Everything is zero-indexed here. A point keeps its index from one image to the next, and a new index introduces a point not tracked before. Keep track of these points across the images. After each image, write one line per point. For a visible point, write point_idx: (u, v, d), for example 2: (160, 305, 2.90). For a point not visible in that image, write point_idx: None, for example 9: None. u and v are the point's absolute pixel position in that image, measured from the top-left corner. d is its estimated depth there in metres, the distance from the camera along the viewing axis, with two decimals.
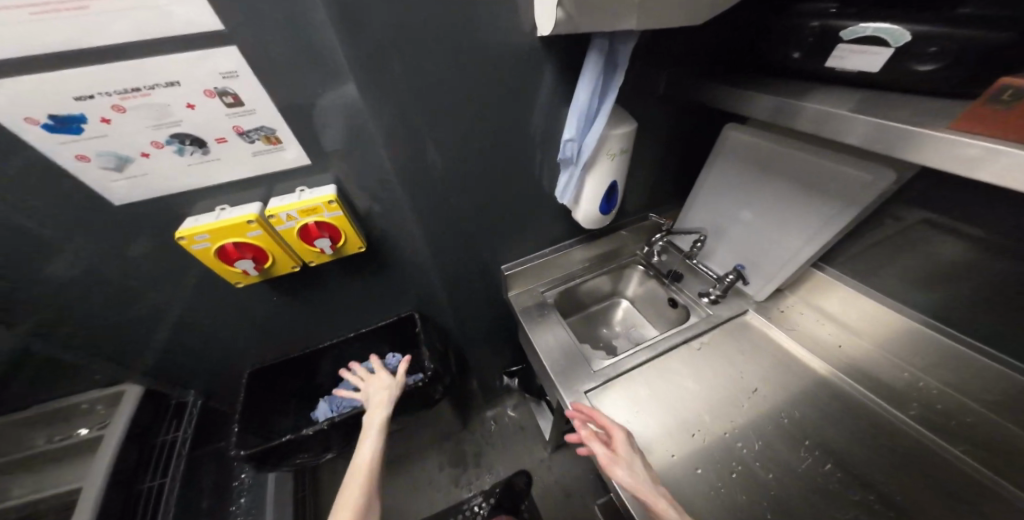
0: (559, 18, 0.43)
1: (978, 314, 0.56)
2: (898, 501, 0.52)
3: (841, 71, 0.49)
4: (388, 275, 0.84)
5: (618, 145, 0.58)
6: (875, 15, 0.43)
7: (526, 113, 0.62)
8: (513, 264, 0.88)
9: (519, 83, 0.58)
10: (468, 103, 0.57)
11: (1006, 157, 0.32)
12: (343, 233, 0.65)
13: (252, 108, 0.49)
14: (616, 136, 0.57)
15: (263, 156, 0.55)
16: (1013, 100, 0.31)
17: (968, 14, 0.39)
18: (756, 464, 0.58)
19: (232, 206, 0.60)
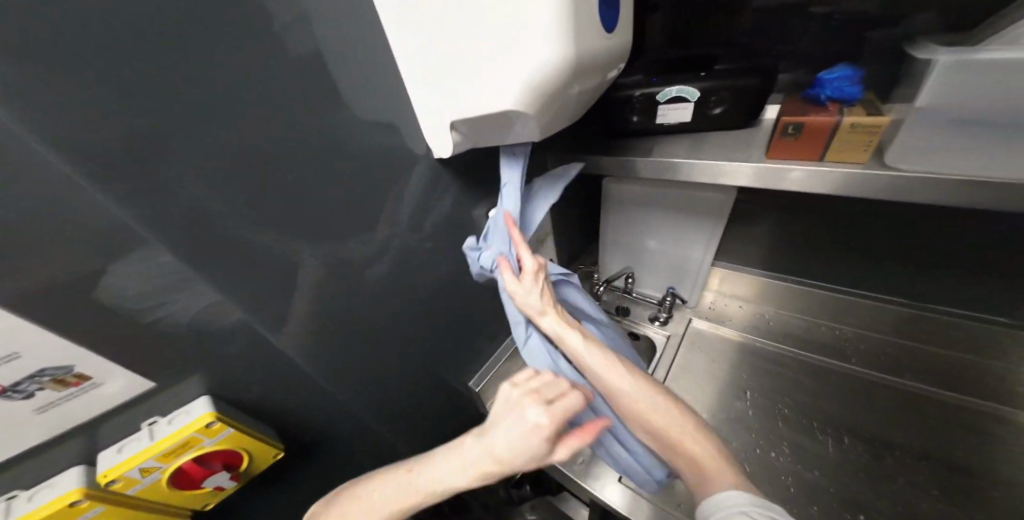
0: (455, 142, 0.44)
1: (852, 269, 0.73)
2: (914, 446, 0.64)
3: (668, 126, 0.61)
4: (322, 460, 0.63)
5: (544, 231, 0.64)
6: (674, 77, 0.55)
7: (438, 222, 0.58)
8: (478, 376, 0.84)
9: (424, 201, 0.54)
10: (374, 239, 0.50)
11: (814, 174, 0.41)
12: (245, 448, 0.45)
13: (11, 353, 0.28)
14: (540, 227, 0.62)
15: (57, 407, 0.33)
16: (797, 132, 0.40)
17: (724, 70, 0.55)
18: (801, 469, 0.65)
19: (26, 487, 0.34)
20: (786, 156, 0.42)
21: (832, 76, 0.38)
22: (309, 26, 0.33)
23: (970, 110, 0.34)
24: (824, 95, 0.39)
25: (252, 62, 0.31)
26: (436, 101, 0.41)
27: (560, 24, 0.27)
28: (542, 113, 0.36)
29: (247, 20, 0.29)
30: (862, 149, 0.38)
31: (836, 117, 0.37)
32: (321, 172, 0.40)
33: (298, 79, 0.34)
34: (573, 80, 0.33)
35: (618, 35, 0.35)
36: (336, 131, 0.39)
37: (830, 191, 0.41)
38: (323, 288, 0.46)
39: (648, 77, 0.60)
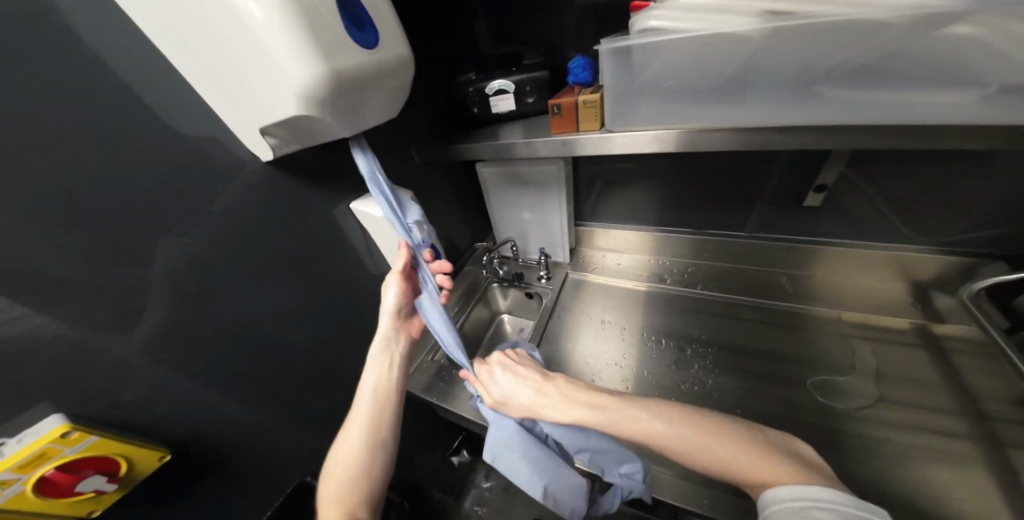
0: (270, 144, 0.43)
1: (664, 209, 0.85)
2: (704, 336, 0.73)
3: (502, 115, 0.70)
4: (252, 472, 0.59)
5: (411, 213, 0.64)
6: (495, 75, 0.66)
7: (311, 216, 0.60)
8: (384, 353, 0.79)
9: (287, 197, 0.55)
10: (239, 235, 0.49)
11: (576, 140, 0.54)
12: (123, 453, 0.41)
13: None
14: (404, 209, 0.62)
15: None
16: (558, 111, 0.53)
17: (532, 63, 0.66)
18: (637, 370, 0.71)
19: None
20: (561, 129, 0.55)
21: (574, 65, 0.52)
22: (87, 31, 0.34)
23: (639, 83, 0.47)
24: (571, 80, 0.54)
25: (24, 65, 0.31)
26: (232, 111, 0.40)
27: (301, 46, 0.31)
28: (340, 125, 0.41)
29: (2, 22, 0.30)
30: (594, 119, 0.52)
31: (575, 96, 0.51)
32: (169, 169, 0.41)
33: (93, 80, 0.34)
34: (350, 94, 0.38)
35: (385, 51, 0.41)
36: (164, 132, 0.40)
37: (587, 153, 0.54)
38: (201, 284, 0.46)
39: (477, 75, 0.68)
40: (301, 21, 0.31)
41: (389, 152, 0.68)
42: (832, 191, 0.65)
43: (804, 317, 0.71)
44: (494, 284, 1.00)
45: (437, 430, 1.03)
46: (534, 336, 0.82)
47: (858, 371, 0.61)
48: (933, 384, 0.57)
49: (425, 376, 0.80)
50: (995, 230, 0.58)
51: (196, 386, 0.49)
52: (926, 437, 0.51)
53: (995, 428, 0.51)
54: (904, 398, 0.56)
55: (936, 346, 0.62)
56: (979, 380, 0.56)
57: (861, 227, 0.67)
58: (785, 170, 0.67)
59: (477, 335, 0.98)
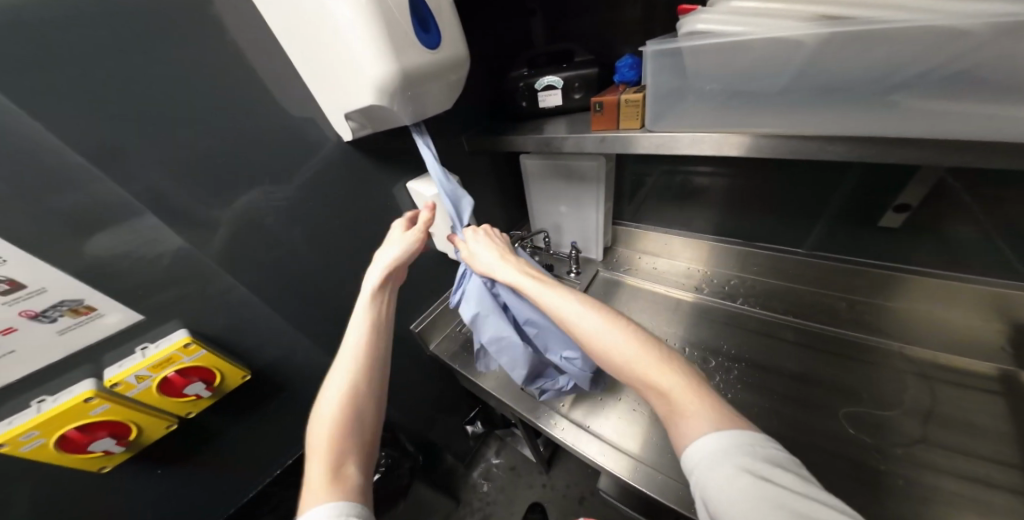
0: (353, 128, 0.50)
1: (708, 215, 0.82)
2: (731, 351, 0.71)
3: (547, 110, 0.72)
4: (303, 400, 0.70)
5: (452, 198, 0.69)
6: (546, 71, 0.68)
7: (375, 190, 0.67)
8: (421, 318, 0.85)
9: (356, 173, 0.63)
10: (315, 202, 0.58)
11: (615, 138, 0.55)
12: (218, 369, 0.53)
13: (40, 287, 0.38)
14: (445, 194, 0.68)
15: (73, 334, 0.41)
16: (600, 109, 0.55)
17: (583, 60, 0.68)
18: None
19: (55, 392, 0.43)
20: (602, 126, 0.56)
21: (622, 64, 0.54)
22: (227, 28, 0.43)
23: (684, 82, 0.48)
24: (616, 79, 0.55)
25: (185, 54, 0.41)
26: (323, 96, 0.48)
27: (378, 44, 0.37)
28: (405, 112, 0.46)
29: (175, 22, 0.39)
30: (634, 119, 0.53)
31: (618, 94, 0.52)
32: (272, 142, 0.50)
33: (228, 67, 0.44)
34: (416, 84, 0.43)
35: (446, 47, 0.46)
36: (271, 111, 0.49)
37: (627, 151, 0.55)
38: (284, 238, 0.56)
39: (529, 71, 0.71)
40: (380, 23, 0.36)
41: (442, 139, 0.74)
42: (916, 211, 0.58)
43: (845, 343, 0.67)
44: None
45: (457, 400, 1.11)
46: None
47: (908, 408, 0.56)
48: (1002, 437, 0.50)
49: (453, 346, 0.88)
50: None
51: (272, 322, 0.59)
52: (974, 489, 0.46)
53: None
54: (955, 443, 0.51)
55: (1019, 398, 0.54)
56: None
57: (940, 254, 0.60)
58: (848, 184, 0.62)
59: None
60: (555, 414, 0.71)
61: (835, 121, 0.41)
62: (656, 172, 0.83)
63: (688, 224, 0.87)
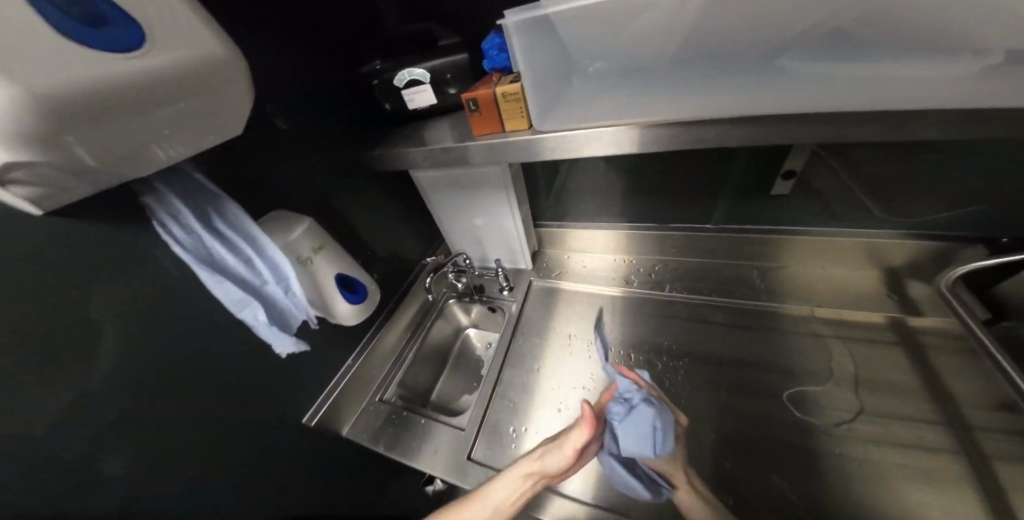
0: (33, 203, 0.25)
1: (624, 204, 0.77)
2: (674, 347, 0.67)
3: (422, 111, 0.55)
4: None
5: (306, 249, 0.51)
6: (407, 62, 0.50)
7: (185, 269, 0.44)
8: (319, 403, 0.65)
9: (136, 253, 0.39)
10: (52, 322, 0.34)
11: (507, 144, 0.42)
12: None
13: None
14: (291, 247, 0.49)
15: None
16: (476, 108, 0.41)
17: (451, 43, 0.52)
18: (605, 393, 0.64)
19: None
20: (485, 131, 0.44)
21: (489, 45, 0.41)
22: None
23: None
24: (487, 67, 0.43)
25: None
26: None
27: None
28: (131, 155, 0.27)
29: None
30: (520, 117, 0.41)
31: (493, 87, 0.39)
32: None
33: None
34: (128, 101, 0.24)
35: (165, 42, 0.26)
36: None
37: (528, 160, 0.43)
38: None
39: (382, 62, 0.53)
40: None
41: (281, 169, 0.53)
42: (802, 176, 0.58)
43: (769, 321, 0.66)
44: (453, 300, 0.92)
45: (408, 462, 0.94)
46: (496, 360, 0.74)
47: (837, 380, 0.56)
48: (915, 392, 0.52)
49: (376, 420, 0.70)
50: (977, 208, 0.53)
51: None
52: (925, 457, 0.46)
53: (980, 439, 0.46)
54: (880, 408, 0.51)
55: (913, 344, 0.56)
56: (956, 380, 0.51)
57: (836, 213, 0.62)
58: (751, 157, 0.59)
59: (436, 358, 0.88)
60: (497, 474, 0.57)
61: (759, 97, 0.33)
62: (568, 166, 0.74)
63: (611, 215, 0.80)
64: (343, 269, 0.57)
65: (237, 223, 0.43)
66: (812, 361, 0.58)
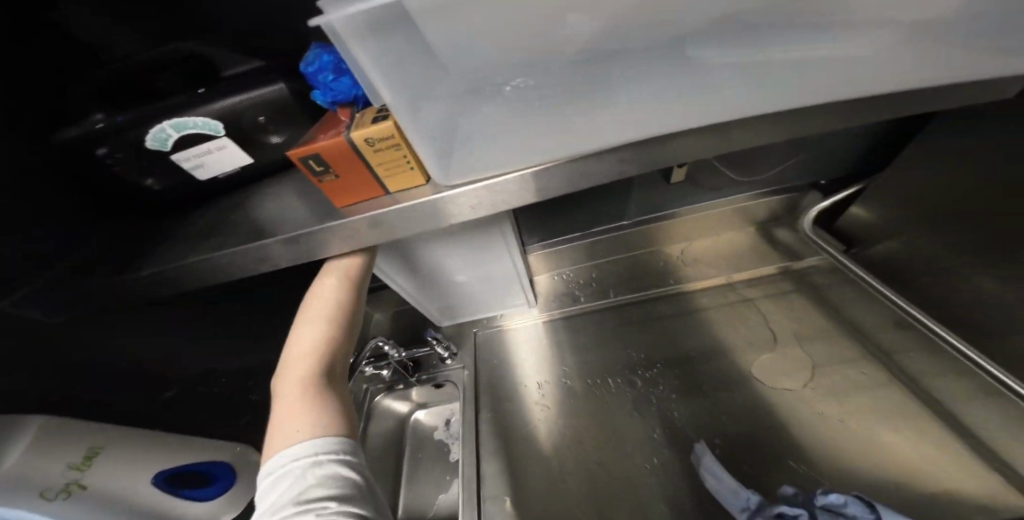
0: None
1: (544, 221, 0.69)
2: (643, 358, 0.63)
3: (227, 178, 0.34)
4: None
5: (61, 473, 0.32)
6: (168, 106, 0.29)
7: None
8: None
9: None
10: None
11: (401, 210, 0.28)
12: None
13: None
14: (29, 477, 0.29)
15: None
16: (328, 168, 0.25)
17: (249, 68, 0.32)
18: (601, 439, 0.56)
19: None
20: (355, 196, 0.28)
21: (314, 66, 0.25)
22: None
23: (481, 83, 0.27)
24: (325, 101, 0.27)
25: None
26: None
27: None
28: None
29: None
30: (410, 171, 0.27)
31: (345, 133, 0.23)
32: None
33: None
34: None
35: None
36: None
37: (444, 223, 0.31)
38: None
39: (112, 114, 0.29)
40: None
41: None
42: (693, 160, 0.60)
43: (708, 298, 0.68)
44: (383, 394, 0.72)
45: None
46: (468, 455, 0.56)
47: (782, 339, 0.61)
48: (826, 326, 0.60)
49: None
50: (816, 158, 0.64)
51: None
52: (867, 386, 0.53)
53: (899, 359, 0.55)
54: (824, 357, 0.57)
55: (808, 285, 0.65)
56: (850, 308, 0.61)
57: (723, 183, 0.68)
58: None
59: (384, 476, 0.66)
60: None
61: (703, 89, 0.27)
62: None
63: (534, 235, 0.73)
64: (163, 461, 0.39)
65: None
66: (753, 327, 0.63)
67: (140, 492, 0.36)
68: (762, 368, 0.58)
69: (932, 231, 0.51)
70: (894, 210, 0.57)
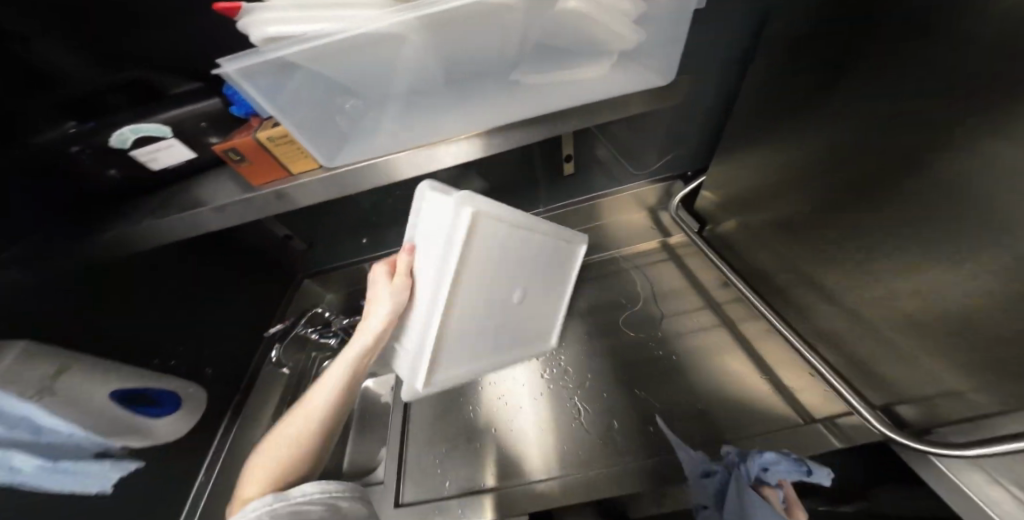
0: None
1: None
2: None
3: (175, 168, 0.45)
4: None
5: (39, 378, 0.40)
6: (129, 117, 0.40)
7: None
8: None
9: None
10: None
11: (299, 184, 0.41)
12: None
13: None
14: (18, 378, 0.38)
15: None
16: (241, 157, 0.37)
17: (191, 87, 0.43)
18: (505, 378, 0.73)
19: None
20: (263, 177, 0.40)
21: (231, 91, 0.40)
22: None
23: None
24: (240, 112, 0.41)
25: None
26: None
27: None
28: None
29: None
30: (304, 157, 0.39)
31: (249, 134, 0.35)
32: None
33: None
34: None
35: None
36: None
37: (341, 191, 0.44)
38: None
39: (81, 124, 0.41)
40: None
41: None
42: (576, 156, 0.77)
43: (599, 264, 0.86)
44: (329, 360, 0.87)
45: None
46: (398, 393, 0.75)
47: (645, 294, 0.79)
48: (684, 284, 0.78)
49: None
50: (678, 154, 0.80)
51: None
52: (703, 329, 0.70)
53: (728, 307, 0.72)
54: (678, 307, 0.74)
55: (674, 254, 0.83)
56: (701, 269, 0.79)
57: (616, 173, 0.83)
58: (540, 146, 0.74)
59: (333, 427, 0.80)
60: (429, 507, 0.60)
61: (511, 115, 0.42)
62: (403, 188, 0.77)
63: None
64: (117, 382, 0.49)
65: None
66: (626, 289, 0.81)
67: (101, 403, 0.46)
68: (631, 317, 0.77)
69: (751, 210, 0.68)
70: (722, 193, 0.75)
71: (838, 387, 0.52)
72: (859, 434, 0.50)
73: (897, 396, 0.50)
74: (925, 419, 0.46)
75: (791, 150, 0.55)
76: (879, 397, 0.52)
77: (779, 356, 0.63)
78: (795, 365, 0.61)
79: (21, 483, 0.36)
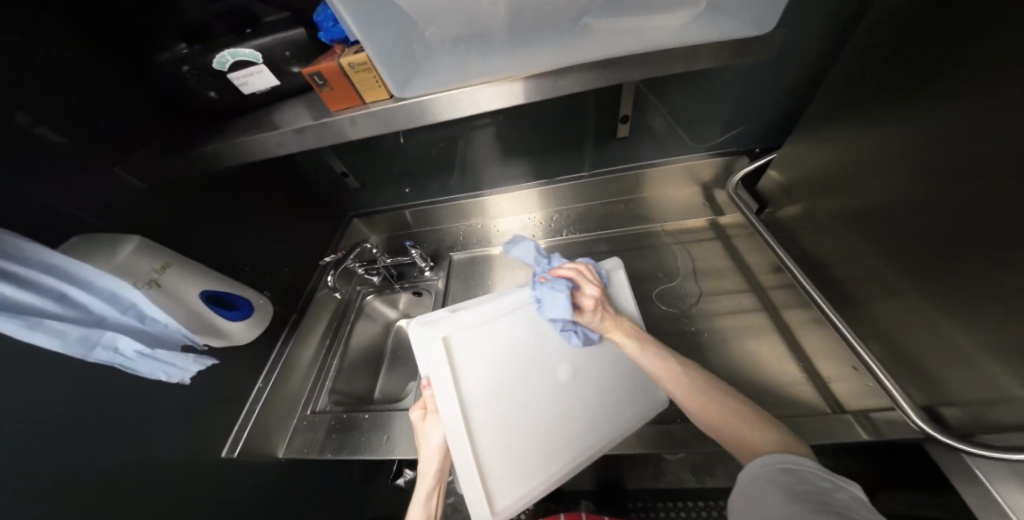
0: None
1: (512, 166, 0.85)
2: None
3: (261, 95, 0.49)
4: None
5: (148, 270, 0.47)
6: (226, 42, 0.44)
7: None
8: (234, 439, 0.60)
9: None
10: None
11: (369, 113, 0.43)
12: None
13: None
14: (128, 268, 0.45)
15: None
16: (324, 82, 0.40)
17: (278, 17, 0.46)
18: None
19: None
20: (341, 104, 0.43)
21: (321, 17, 0.41)
22: None
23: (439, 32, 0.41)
24: (326, 39, 0.42)
25: None
26: None
27: None
28: None
29: None
30: (378, 86, 0.41)
31: (334, 59, 0.38)
32: None
33: None
34: None
35: None
36: None
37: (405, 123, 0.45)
38: None
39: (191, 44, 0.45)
40: None
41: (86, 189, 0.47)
42: (633, 119, 0.73)
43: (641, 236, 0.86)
44: (372, 295, 0.94)
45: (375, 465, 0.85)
46: None
47: (683, 271, 0.78)
48: (724, 265, 0.76)
49: (312, 435, 0.69)
50: (745, 127, 0.74)
51: None
52: (739, 312, 0.69)
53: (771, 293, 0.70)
54: (715, 287, 0.74)
55: (723, 235, 0.81)
56: (749, 253, 0.77)
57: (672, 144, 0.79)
58: (596, 107, 0.71)
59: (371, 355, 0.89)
60: None
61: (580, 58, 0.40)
62: (453, 138, 0.78)
63: (505, 179, 0.89)
64: (205, 284, 0.53)
65: (34, 259, 0.38)
66: (662, 263, 0.81)
67: (190, 299, 0.50)
68: (667, 290, 0.76)
69: (818, 193, 0.63)
70: (791, 172, 0.69)
71: (881, 380, 0.50)
72: (892, 430, 0.49)
73: (944, 398, 0.47)
74: (970, 423, 0.44)
75: (870, 131, 0.51)
76: (924, 397, 0.50)
77: (818, 348, 0.61)
78: (835, 359, 0.59)
79: (122, 363, 0.41)
